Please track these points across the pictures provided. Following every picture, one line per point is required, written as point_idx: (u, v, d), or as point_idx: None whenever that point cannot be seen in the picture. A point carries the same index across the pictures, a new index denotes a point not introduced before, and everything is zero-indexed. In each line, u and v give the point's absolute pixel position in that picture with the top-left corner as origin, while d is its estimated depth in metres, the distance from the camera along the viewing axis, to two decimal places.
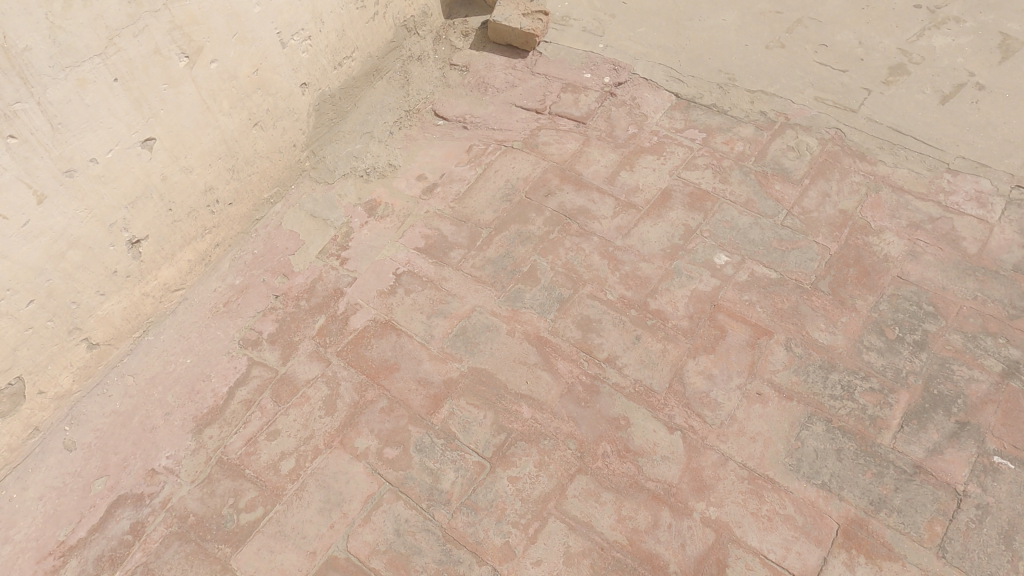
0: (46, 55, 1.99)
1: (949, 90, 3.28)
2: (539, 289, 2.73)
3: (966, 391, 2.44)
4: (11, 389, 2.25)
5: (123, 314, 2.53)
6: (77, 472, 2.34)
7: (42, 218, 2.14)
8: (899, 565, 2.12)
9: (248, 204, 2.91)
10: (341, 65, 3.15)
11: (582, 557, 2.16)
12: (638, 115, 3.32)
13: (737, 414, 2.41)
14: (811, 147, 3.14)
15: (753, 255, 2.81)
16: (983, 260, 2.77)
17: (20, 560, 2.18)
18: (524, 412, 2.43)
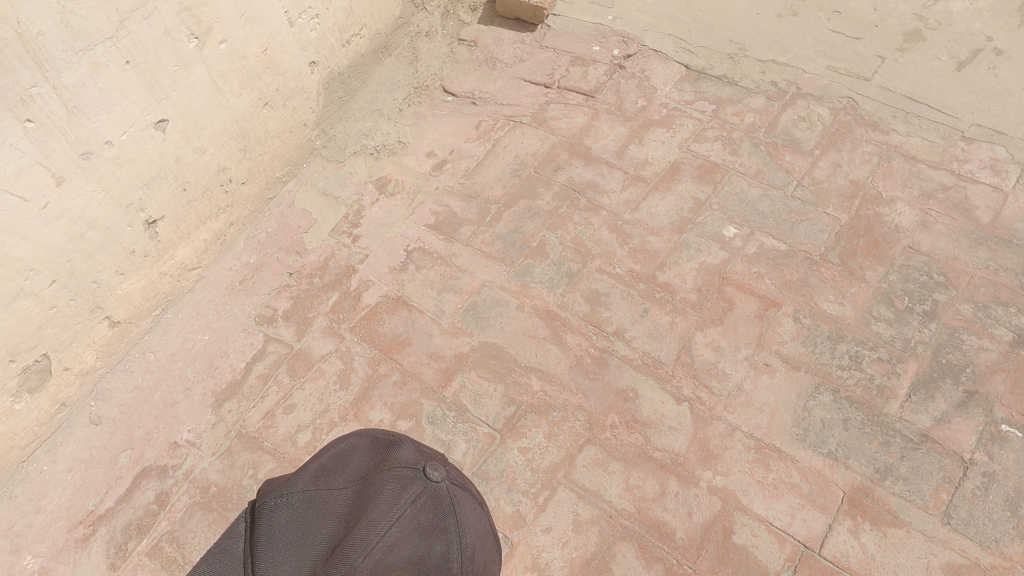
0: (59, 40, 2.03)
1: (966, 56, 3.22)
2: (548, 264, 2.76)
3: (974, 360, 2.44)
4: (38, 365, 2.32)
5: (142, 293, 2.59)
6: (103, 445, 2.43)
7: (61, 200, 2.19)
8: (904, 531, 2.15)
9: (261, 183, 2.95)
10: (350, 43, 3.15)
11: (590, 525, 2.21)
12: (647, 87, 3.30)
13: (745, 384, 2.44)
14: (822, 117, 3.11)
15: (762, 227, 2.81)
16: (996, 228, 2.74)
17: (53, 529, 2.28)
18: (534, 384, 2.47)
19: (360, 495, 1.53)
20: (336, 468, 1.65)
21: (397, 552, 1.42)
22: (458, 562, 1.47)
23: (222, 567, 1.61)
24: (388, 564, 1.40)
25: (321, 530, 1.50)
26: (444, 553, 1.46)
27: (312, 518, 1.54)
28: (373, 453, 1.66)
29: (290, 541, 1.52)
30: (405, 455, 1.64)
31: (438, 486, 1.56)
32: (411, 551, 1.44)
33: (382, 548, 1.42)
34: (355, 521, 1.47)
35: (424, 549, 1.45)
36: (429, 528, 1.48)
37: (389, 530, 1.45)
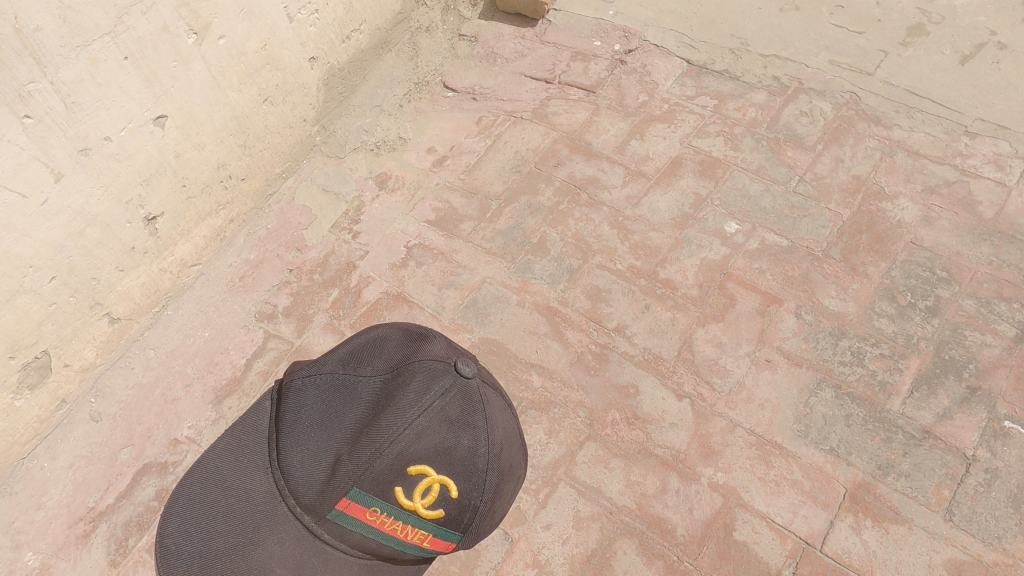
0: (57, 35, 2.02)
1: (969, 50, 3.20)
2: (549, 260, 2.75)
3: (977, 356, 2.43)
4: (38, 361, 2.32)
5: (142, 289, 2.59)
6: (104, 442, 2.43)
7: (60, 196, 2.18)
8: (906, 528, 2.14)
9: (261, 179, 2.94)
10: (350, 38, 3.12)
11: (591, 521, 2.20)
12: (649, 82, 3.29)
13: (746, 380, 2.43)
14: (824, 112, 3.09)
15: (764, 222, 2.79)
16: (999, 224, 2.73)
17: (54, 525, 2.28)
18: (535, 380, 2.46)
19: (390, 383, 1.58)
20: (368, 354, 1.70)
21: (424, 440, 1.51)
22: (483, 456, 1.55)
23: (247, 440, 1.74)
24: (414, 450, 1.49)
25: (346, 413, 1.56)
26: (470, 447, 1.54)
27: (340, 395, 1.60)
28: (404, 344, 1.71)
29: (316, 420, 1.58)
30: (437, 348, 1.68)
31: (470, 381, 1.61)
32: (437, 441, 1.52)
33: (410, 434, 1.50)
34: (384, 405, 1.53)
35: (451, 440, 1.53)
36: (457, 422, 1.55)
37: (417, 418, 1.51)
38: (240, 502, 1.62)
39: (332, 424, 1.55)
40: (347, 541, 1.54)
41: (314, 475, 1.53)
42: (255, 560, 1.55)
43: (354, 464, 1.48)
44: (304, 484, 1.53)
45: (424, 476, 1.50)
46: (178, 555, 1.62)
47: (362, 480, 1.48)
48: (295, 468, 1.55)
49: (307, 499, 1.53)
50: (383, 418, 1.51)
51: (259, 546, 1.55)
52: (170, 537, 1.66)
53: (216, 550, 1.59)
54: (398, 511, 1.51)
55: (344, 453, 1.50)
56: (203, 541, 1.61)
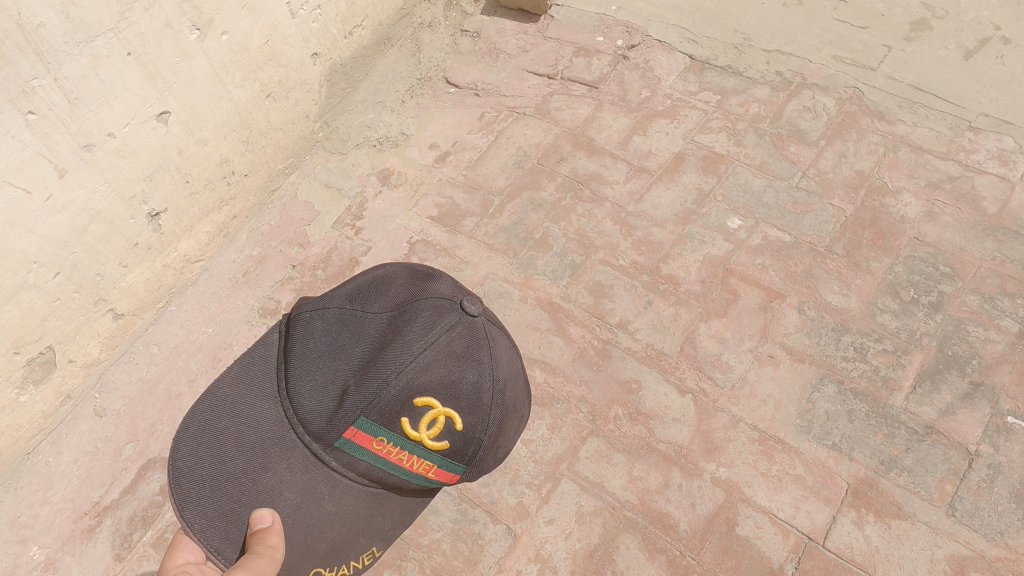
0: (60, 31, 2.02)
1: (974, 45, 3.19)
2: (551, 256, 2.75)
3: (980, 352, 2.43)
4: (43, 357, 2.32)
5: (145, 285, 2.60)
6: (108, 437, 2.44)
7: (64, 192, 2.19)
8: (908, 523, 2.14)
9: (263, 175, 2.94)
10: (352, 34, 3.12)
11: (594, 516, 2.21)
12: (651, 78, 3.28)
13: (749, 376, 2.43)
14: (828, 108, 3.09)
15: (767, 218, 2.79)
16: (1003, 219, 2.72)
17: (59, 519, 2.29)
18: (537, 376, 2.46)
19: (396, 318, 1.56)
20: (376, 291, 1.67)
21: (430, 373, 1.50)
22: (488, 392, 1.55)
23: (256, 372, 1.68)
24: (419, 382, 1.49)
25: (353, 347, 1.54)
26: (475, 382, 1.54)
27: (347, 329, 1.58)
28: (410, 282, 1.68)
29: (323, 352, 1.56)
30: (443, 287, 1.65)
31: (475, 320, 1.59)
32: (443, 374, 1.51)
33: (417, 367, 1.49)
34: (390, 338, 1.52)
35: (455, 375, 1.52)
36: (463, 357, 1.54)
37: (423, 352, 1.50)
38: (251, 429, 1.58)
39: (339, 357, 1.54)
40: (354, 469, 1.55)
41: (323, 404, 1.52)
42: (265, 485, 1.53)
43: (360, 395, 1.48)
44: (312, 413, 1.53)
45: (430, 408, 1.50)
46: (188, 477, 1.56)
47: (370, 409, 1.48)
48: (303, 399, 1.54)
49: (315, 428, 1.53)
50: (389, 350, 1.50)
51: (269, 471, 1.53)
52: (182, 460, 1.59)
53: (227, 474, 1.55)
54: (404, 442, 1.51)
55: (352, 383, 1.50)
56: (214, 466, 1.56)
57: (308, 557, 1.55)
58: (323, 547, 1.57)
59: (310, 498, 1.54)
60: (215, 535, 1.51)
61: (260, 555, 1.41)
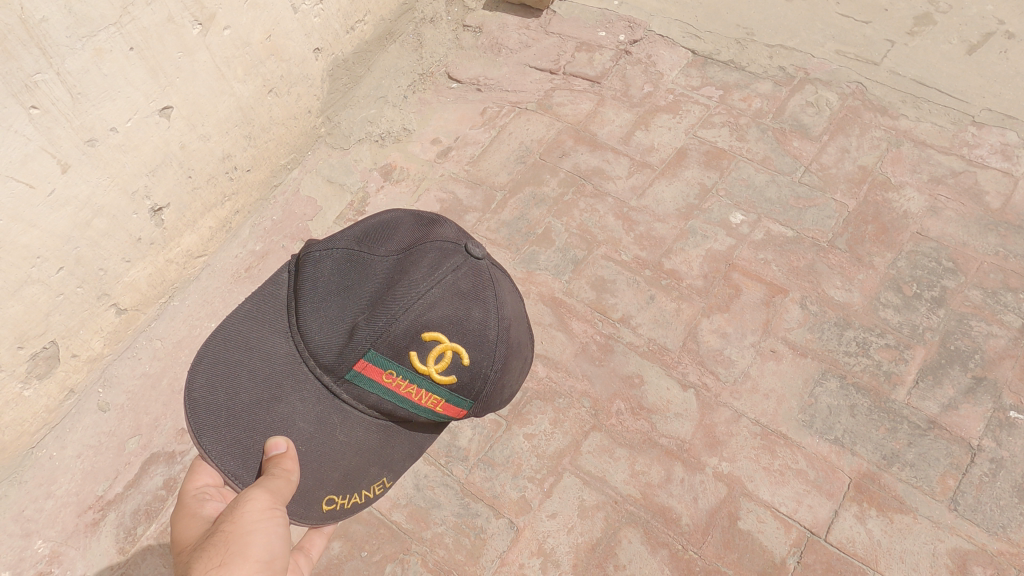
0: (63, 26, 2.02)
1: (977, 40, 3.18)
2: (554, 251, 2.74)
3: (983, 347, 2.43)
4: (46, 352, 2.33)
5: (148, 280, 2.60)
6: (112, 431, 2.45)
7: (67, 186, 2.19)
8: (911, 517, 2.14)
9: (266, 170, 2.94)
10: (354, 29, 3.11)
11: (596, 510, 2.21)
12: (654, 73, 3.27)
13: (751, 371, 2.43)
14: (830, 102, 3.08)
15: (769, 213, 2.79)
16: (1006, 214, 2.72)
17: (63, 513, 2.30)
18: (540, 370, 2.47)
19: (402, 256, 1.51)
20: (382, 230, 1.60)
21: (437, 309, 1.46)
22: (495, 329, 1.51)
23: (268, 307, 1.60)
24: (427, 318, 1.44)
25: (360, 282, 1.48)
26: (482, 319, 1.49)
27: (353, 264, 1.52)
28: (416, 221, 1.62)
29: (330, 287, 1.50)
30: (448, 228, 1.60)
31: (481, 260, 1.55)
32: (450, 311, 1.47)
33: (424, 303, 1.45)
34: (397, 275, 1.47)
35: (463, 312, 1.48)
36: (469, 294, 1.49)
37: (430, 288, 1.46)
38: (263, 361, 1.53)
39: (346, 291, 1.48)
40: (364, 401, 1.51)
41: (330, 339, 1.47)
42: (278, 414, 1.49)
43: (369, 329, 1.43)
44: (320, 347, 1.48)
45: (438, 343, 1.46)
46: (203, 407, 1.51)
47: (379, 342, 1.43)
48: (310, 333, 1.49)
49: (324, 362, 1.48)
50: (396, 286, 1.45)
51: (282, 402, 1.50)
52: (197, 390, 1.53)
53: (241, 404, 1.50)
54: (413, 375, 1.47)
55: (360, 318, 1.45)
56: (227, 397, 1.51)
57: (321, 483, 1.53)
58: (336, 475, 1.54)
59: (322, 429, 1.50)
60: (232, 461, 1.46)
61: (275, 478, 1.40)
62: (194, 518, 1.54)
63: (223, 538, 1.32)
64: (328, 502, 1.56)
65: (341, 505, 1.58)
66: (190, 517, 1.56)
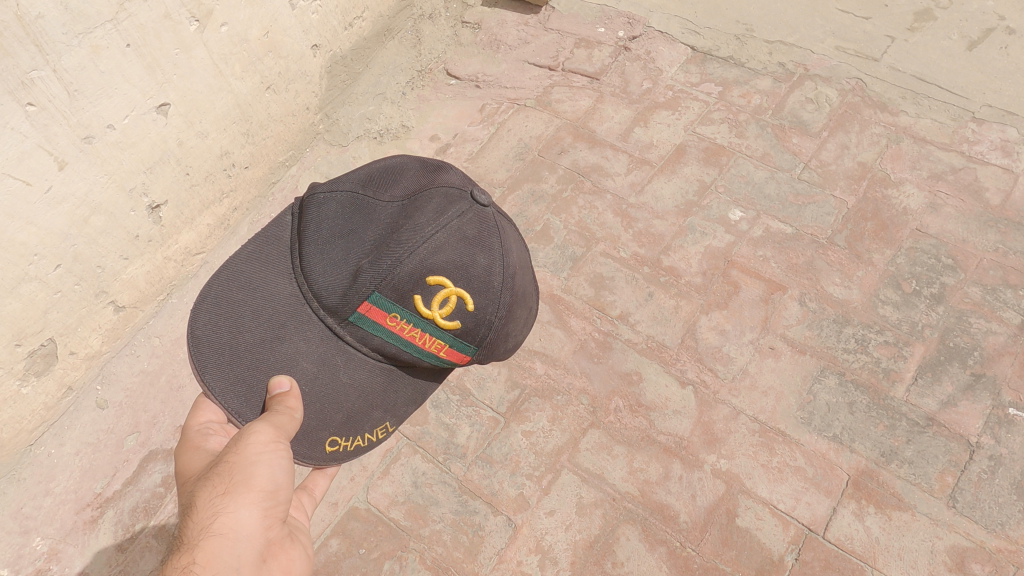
0: (59, 23, 2.01)
1: (977, 36, 3.17)
2: (552, 248, 2.74)
3: (982, 344, 2.42)
4: (44, 349, 2.33)
5: (146, 278, 2.60)
6: (110, 429, 2.45)
7: (64, 184, 2.18)
8: (909, 515, 2.14)
9: (264, 168, 2.94)
10: (352, 26, 3.10)
11: (594, 507, 2.21)
12: (653, 69, 3.26)
13: (750, 367, 2.43)
14: (830, 99, 3.07)
15: (768, 210, 2.78)
16: (1006, 211, 2.71)
17: (62, 511, 2.30)
18: (538, 367, 2.46)
19: (408, 199, 1.48)
20: (387, 174, 1.56)
21: (443, 254, 1.44)
22: (499, 276, 1.49)
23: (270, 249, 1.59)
24: (432, 262, 1.43)
25: (364, 226, 1.46)
26: (487, 266, 1.48)
27: (357, 207, 1.49)
28: (421, 165, 1.58)
29: (333, 230, 1.48)
30: (455, 174, 1.57)
31: (487, 208, 1.52)
32: (455, 257, 1.45)
33: (429, 248, 1.43)
34: (402, 218, 1.45)
35: (468, 258, 1.46)
36: (475, 240, 1.47)
37: (435, 233, 1.44)
38: (266, 300, 1.52)
39: (350, 234, 1.46)
40: (367, 344, 1.52)
41: (333, 281, 1.46)
42: (281, 354, 1.50)
43: (372, 271, 1.42)
44: (324, 289, 1.47)
45: (442, 288, 1.45)
46: (206, 345, 1.51)
47: (383, 285, 1.42)
48: (312, 275, 1.47)
49: (328, 304, 1.47)
50: (401, 230, 1.43)
51: (285, 342, 1.49)
52: (200, 329, 1.53)
53: (244, 342, 1.51)
54: (417, 319, 1.47)
55: (365, 261, 1.43)
56: (231, 335, 1.51)
57: (325, 424, 1.56)
58: (339, 417, 1.56)
59: (326, 369, 1.51)
60: (235, 399, 1.49)
61: (278, 415, 1.43)
62: (199, 451, 1.63)
63: (227, 469, 1.40)
64: (331, 443, 1.58)
65: (344, 447, 1.60)
66: (195, 449, 1.64)
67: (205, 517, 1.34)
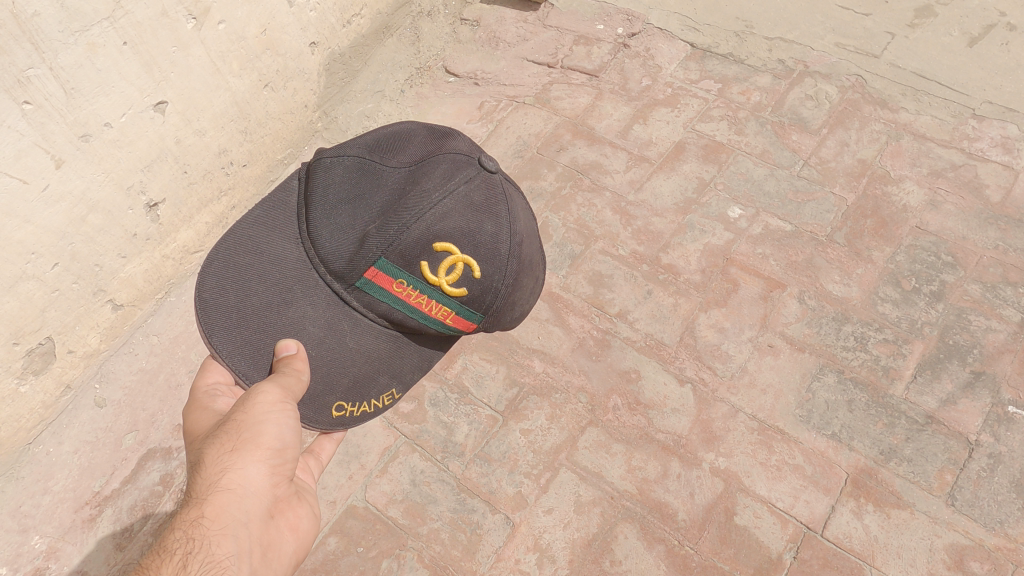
0: (55, 20, 2.01)
1: (978, 32, 3.15)
2: (551, 246, 2.73)
3: (982, 341, 2.41)
4: (42, 348, 2.32)
5: (145, 276, 2.59)
6: (109, 427, 2.45)
7: (61, 182, 2.18)
8: (908, 513, 2.14)
9: (262, 165, 2.94)
10: (351, 23, 3.08)
11: (593, 506, 2.21)
12: (652, 66, 3.25)
13: (748, 365, 2.42)
14: (830, 96, 3.06)
15: (768, 207, 2.77)
16: (1006, 208, 2.70)
17: (60, 509, 2.30)
18: (537, 365, 2.46)
19: (415, 166, 1.48)
20: (395, 142, 1.55)
21: (450, 220, 1.44)
22: (506, 244, 1.49)
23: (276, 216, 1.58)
24: (438, 229, 1.43)
25: (371, 193, 1.45)
26: (493, 234, 1.47)
27: (364, 173, 1.48)
28: (428, 134, 1.57)
29: (340, 196, 1.47)
30: (461, 143, 1.56)
31: (492, 176, 1.52)
32: (462, 224, 1.45)
33: (435, 214, 1.43)
34: (409, 184, 1.45)
35: (474, 225, 1.46)
36: (481, 208, 1.47)
37: (442, 200, 1.44)
38: (274, 265, 1.52)
39: (357, 201, 1.46)
40: (374, 310, 1.52)
41: (340, 247, 1.46)
42: (289, 318, 1.50)
43: (380, 236, 1.42)
44: (331, 255, 1.47)
45: (449, 255, 1.45)
46: (214, 308, 1.52)
47: (390, 250, 1.43)
48: (320, 241, 1.47)
49: (335, 269, 1.48)
50: (409, 196, 1.44)
51: (292, 306, 1.50)
52: (207, 292, 1.54)
53: (251, 306, 1.51)
54: (423, 286, 1.47)
55: (372, 227, 1.43)
56: (239, 298, 1.52)
57: (329, 392, 1.56)
58: (346, 382, 1.57)
59: (333, 333, 1.52)
60: (243, 360, 1.50)
61: (286, 375, 1.44)
62: (207, 411, 1.67)
63: (236, 426, 1.45)
64: (337, 409, 1.59)
65: (350, 412, 1.60)
66: (203, 408, 1.68)
67: (215, 472, 1.40)
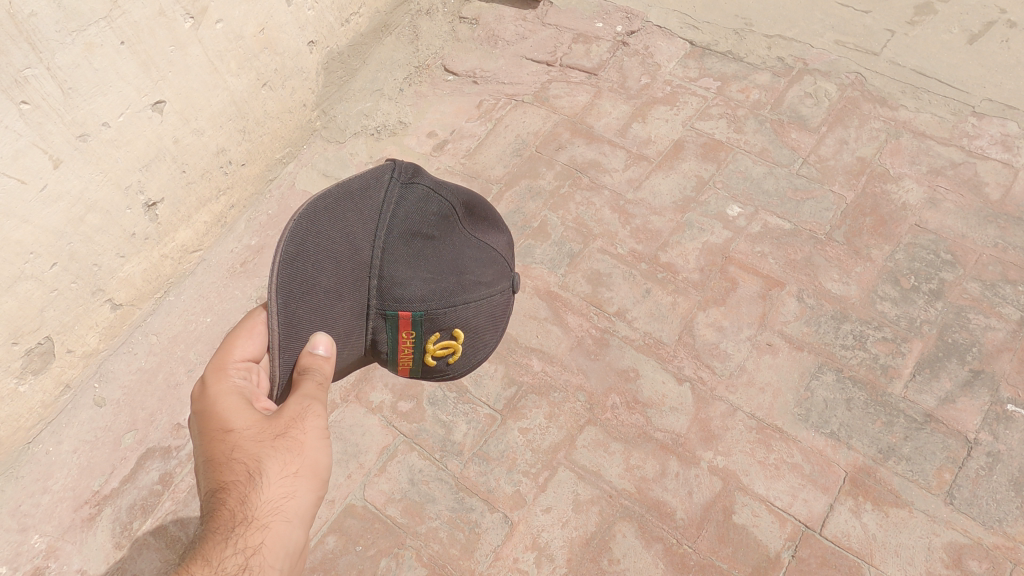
0: (52, 20, 2.01)
1: (978, 29, 3.14)
2: (550, 245, 2.73)
3: (981, 339, 2.41)
4: (41, 347, 2.32)
5: (143, 275, 2.59)
6: (108, 427, 2.46)
7: (59, 182, 2.18)
8: (906, 511, 2.14)
9: (261, 164, 2.94)
10: (349, 22, 3.09)
11: (591, 504, 2.21)
12: (651, 64, 3.25)
13: (747, 364, 2.42)
14: (829, 93, 3.05)
15: (767, 205, 2.77)
16: (1006, 206, 2.69)
17: (60, 508, 2.31)
18: (535, 364, 2.46)
19: (479, 254, 1.64)
20: (470, 218, 1.69)
21: (476, 318, 1.65)
22: (485, 350, 1.78)
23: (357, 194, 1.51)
24: (461, 317, 1.61)
25: (442, 256, 1.56)
26: (487, 338, 1.74)
27: (444, 234, 1.58)
28: (488, 226, 1.73)
29: (419, 237, 1.53)
30: (506, 250, 1.78)
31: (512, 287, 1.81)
32: (478, 321, 1.66)
33: (473, 307, 1.62)
34: (470, 270, 1.61)
35: (484, 327, 1.70)
36: (495, 315, 1.72)
37: (485, 295, 1.65)
38: (348, 255, 1.47)
39: (430, 254, 1.54)
40: (371, 335, 1.57)
41: (395, 279, 1.51)
42: (334, 312, 1.48)
43: (430, 297, 1.54)
44: (389, 281, 1.51)
45: (455, 338, 1.64)
46: (289, 260, 1.42)
47: (429, 314, 1.55)
48: (389, 263, 1.50)
49: (383, 292, 1.51)
50: (467, 283, 1.60)
51: (341, 302, 1.48)
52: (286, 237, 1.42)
53: (317, 287, 1.45)
54: (420, 347, 1.62)
55: (430, 284, 1.54)
56: (313, 270, 1.43)
57: None
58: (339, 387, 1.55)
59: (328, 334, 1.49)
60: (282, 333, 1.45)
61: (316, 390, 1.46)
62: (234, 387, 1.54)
63: (297, 449, 1.47)
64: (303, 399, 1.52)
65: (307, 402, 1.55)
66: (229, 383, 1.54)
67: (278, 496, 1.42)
